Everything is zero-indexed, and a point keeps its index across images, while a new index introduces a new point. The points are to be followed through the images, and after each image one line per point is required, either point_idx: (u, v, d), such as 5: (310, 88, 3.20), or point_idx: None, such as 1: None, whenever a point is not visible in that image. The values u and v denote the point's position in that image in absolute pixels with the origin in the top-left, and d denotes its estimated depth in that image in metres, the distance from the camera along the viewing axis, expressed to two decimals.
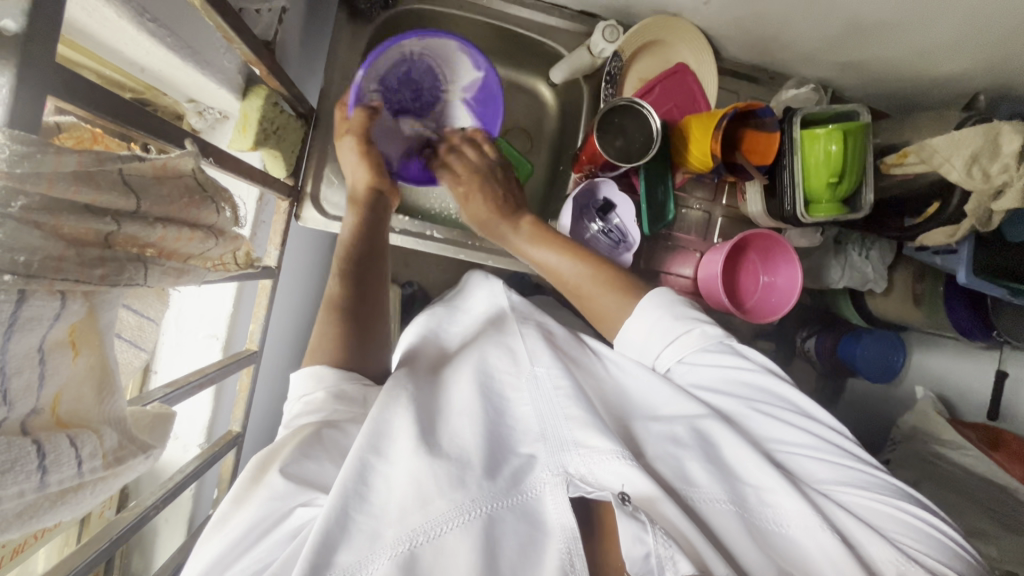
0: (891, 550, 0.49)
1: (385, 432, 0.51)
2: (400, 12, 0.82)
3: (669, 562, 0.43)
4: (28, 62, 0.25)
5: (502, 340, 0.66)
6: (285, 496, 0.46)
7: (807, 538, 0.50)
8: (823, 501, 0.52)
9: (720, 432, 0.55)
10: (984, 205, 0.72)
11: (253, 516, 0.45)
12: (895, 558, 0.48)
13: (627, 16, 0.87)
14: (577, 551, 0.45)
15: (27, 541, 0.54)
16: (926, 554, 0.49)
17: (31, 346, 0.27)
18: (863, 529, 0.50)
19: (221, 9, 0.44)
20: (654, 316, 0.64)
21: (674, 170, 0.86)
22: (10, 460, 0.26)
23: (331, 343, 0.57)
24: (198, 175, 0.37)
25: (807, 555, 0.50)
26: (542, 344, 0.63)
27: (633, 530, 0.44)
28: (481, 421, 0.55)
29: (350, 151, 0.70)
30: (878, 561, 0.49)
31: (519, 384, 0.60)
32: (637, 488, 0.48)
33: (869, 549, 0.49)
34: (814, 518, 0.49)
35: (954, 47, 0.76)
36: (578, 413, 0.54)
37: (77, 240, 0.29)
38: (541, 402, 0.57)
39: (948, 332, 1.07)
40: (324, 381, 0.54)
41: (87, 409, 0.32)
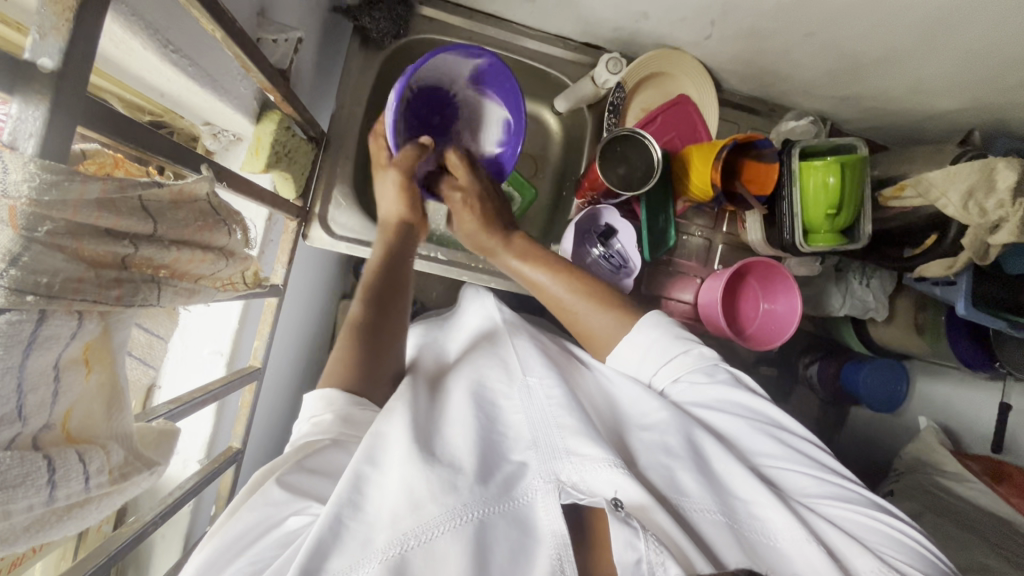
0: (873, 562, 0.49)
1: (381, 439, 0.51)
2: (411, 40, 0.85)
3: (659, 568, 0.44)
4: (63, 96, 0.27)
5: (497, 353, 0.68)
6: (281, 503, 0.46)
7: (795, 551, 0.50)
8: (810, 516, 0.53)
9: (707, 440, 0.56)
10: (982, 238, 0.73)
11: (245, 521, 0.45)
12: (879, 570, 0.49)
13: (630, 48, 0.89)
14: (568, 557, 0.45)
15: (26, 554, 0.55)
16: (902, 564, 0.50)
17: (48, 363, 0.28)
18: (846, 541, 0.51)
19: (240, 41, 0.47)
20: (653, 335, 0.65)
21: (675, 198, 0.88)
22: (22, 474, 0.27)
23: (345, 366, 0.59)
24: (212, 199, 0.39)
25: (794, 570, 0.50)
26: (534, 357, 0.65)
27: (625, 536, 0.45)
28: (473, 430, 0.55)
29: (392, 184, 0.71)
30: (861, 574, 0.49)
31: (512, 393, 0.61)
32: (629, 495, 0.50)
33: (852, 562, 0.50)
34: (802, 531, 0.50)
35: (948, 84, 0.78)
36: (570, 423, 0.56)
37: (96, 262, 0.30)
38: (534, 413, 0.58)
39: (951, 362, 1.07)
40: (333, 405, 0.55)
41: (96, 424, 0.33)
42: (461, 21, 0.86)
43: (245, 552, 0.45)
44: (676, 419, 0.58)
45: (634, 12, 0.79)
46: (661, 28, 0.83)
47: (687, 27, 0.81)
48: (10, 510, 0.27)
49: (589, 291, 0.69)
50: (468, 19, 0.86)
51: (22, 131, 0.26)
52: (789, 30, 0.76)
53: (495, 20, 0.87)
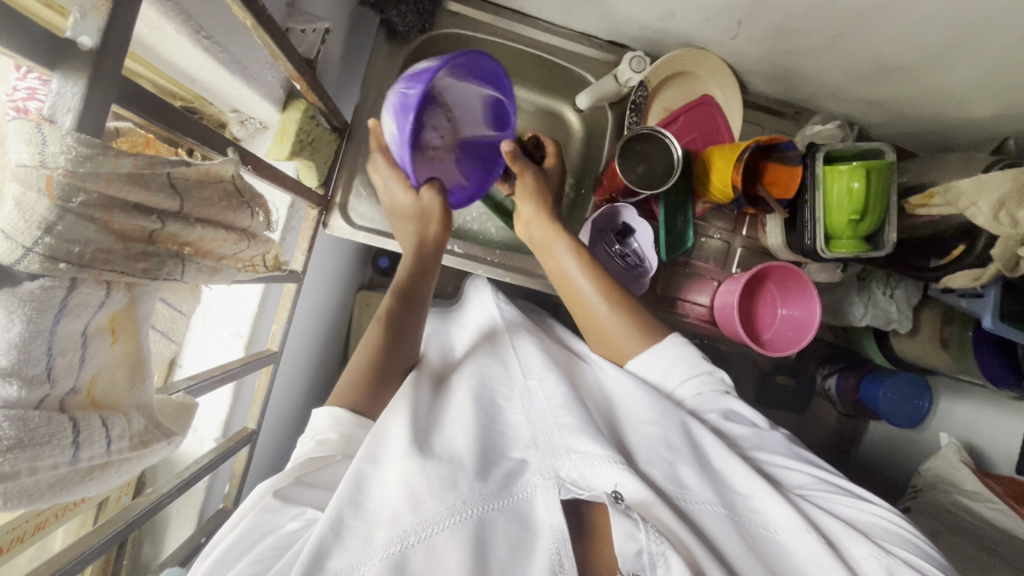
0: (869, 547, 0.49)
1: (382, 440, 0.52)
2: (436, 35, 0.86)
3: (661, 559, 0.44)
4: (99, 73, 0.28)
5: (497, 353, 0.68)
6: (277, 510, 0.48)
7: (800, 548, 0.49)
8: (810, 509, 0.53)
9: (706, 437, 0.57)
10: (1011, 249, 0.70)
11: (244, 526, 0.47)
12: (878, 556, 0.49)
13: (655, 47, 0.89)
14: (566, 552, 0.45)
15: (49, 518, 0.57)
16: (904, 553, 0.50)
17: (76, 329, 0.29)
18: (845, 530, 0.51)
19: (270, 29, 0.48)
20: (682, 351, 0.65)
21: (695, 199, 0.87)
22: (49, 433, 0.28)
23: (355, 380, 0.59)
24: (237, 181, 0.40)
25: (797, 567, 0.49)
26: (535, 357, 0.66)
27: (625, 526, 0.45)
28: (472, 425, 0.56)
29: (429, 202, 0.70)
30: (860, 560, 0.49)
31: (511, 393, 0.61)
32: (630, 490, 0.49)
33: (849, 548, 0.50)
34: (801, 521, 0.50)
35: (982, 89, 0.76)
36: (571, 421, 0.56)
37: (125, 234, 0.31)
38: (534, 412, 0.59)
39: (977, 379, 1.04)
40: (340, 423, 0.54)
41: (118, 392, 0.34)
42: (486, 17, 0.86)
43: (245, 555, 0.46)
44: (672, 417, 0.58)
45: (659, 11, 0.79)
46: (687, 27, 0.82)
47: (713, 27, 0.80)
48: (36, 467, 0.28)
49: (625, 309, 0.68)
50: (493, 15, 0.87)
51: (61, 106, 0.27)
52: (818, 31, 0.75)
53: (520, 17, 0.87)
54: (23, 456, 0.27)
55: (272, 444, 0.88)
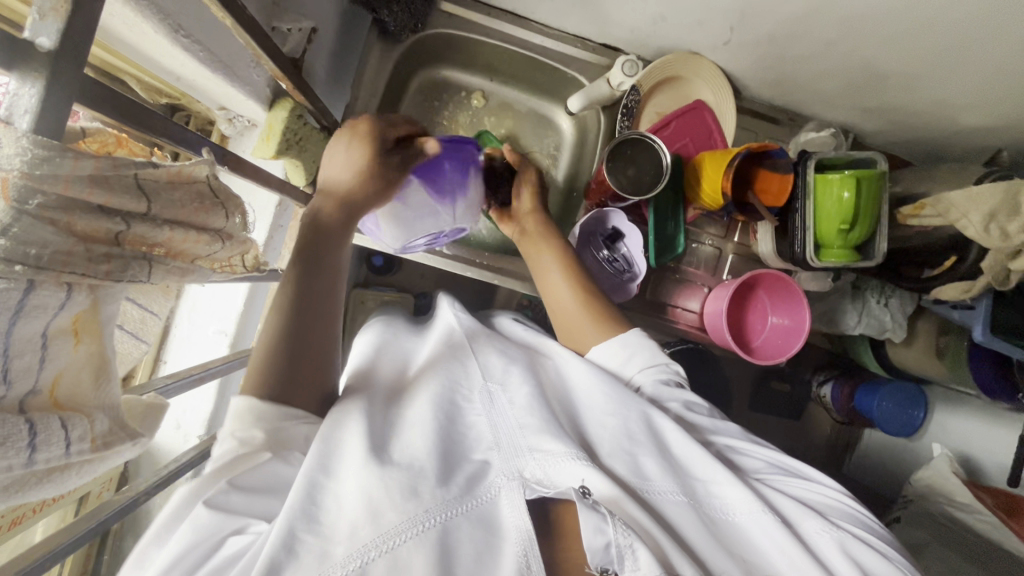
0: (819, 521, 0.51)
1: (335, 448, 0.50)
2: (428, 35, 0.85)
3: (627, 552, 0.45)
4: (58, 74, 0.28)
5: (455, 349, 0.66)
6: (216, 527, 0.43)
7: (764, 540, 0.50)
8: (767, 491, 0.54)
9: (663, 424, 0.56)
10: (1001, 263, 0.70)
11: (178, 551, 0.41)
12: (829, 532, 0.51)
13: (649, 50, 0.88)
14: (533, 552, 0.45)
15: (27, 513, 0.57)
16: (854, 527, 0.52)
17: (34, 331, 0.29)
18: (799, 511, 0.52)
19: (250, 28, 0.48)
20: (633, 343, 0.65)
21: (685, 205, 0.87)
22: (3, 435, 0.28)
23: (266, 371, 0.52)
24: (212, 182, 0.40)
25: (761, 553, 0.50)
26: (495, 357, 0.65)
27: (593, 520, 0.45)
28: (430, 424, 0.55)
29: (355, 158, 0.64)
30: (814, 537, 0.50)
31: (469, 392, 0.60)
32: (596, 485, 0.50)
33: (804, 527, 0.51)
34: (757, 503, 0.51)
35: (978, 100, 0.75)
36: (533, 421, 0.55)
37: (87, 236, 0.31)
38: (495, 415, 0.57)
39: (970, 391, 1.03)
40: (262, 419, 0.49)
41: (83, 393, 0.34)
42: (480, 18, 0.86)
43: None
44: (632, 408, 0.58)
45: (652, 14, 0.79)
46: (680, 32, 0.82)
47: (706, 32, 0.80)
48: None
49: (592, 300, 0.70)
50: (486, 16, 0.86)
51: (17, 108, 0.27)
52: (812, 37, 0.74)
53: (513, 18, 0.87)
54: None
55: None
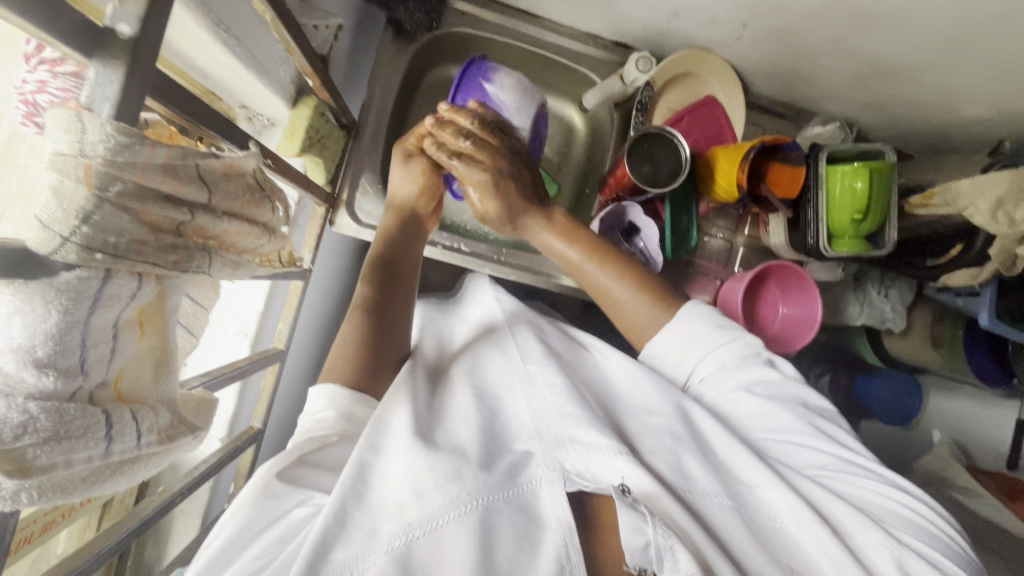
0: (881, 536, 0.50)
1: (384, 429, 0.52)
2: (442, 34, 0.86)
3: (668, 553, 0.45)
4: (137, 62, 0.28)
5: (500, 342, 0.68)
6: (283, 495, 0.47)
7: (807, 536, 0.50)
8: (819, 496, 0.54)
9: (706, 424, 0.58)
10: (1009, 249, 0.72)
11: (242, 518, 0.45)
12: (886, 544, 0.49)
13: (660, 48, 0.90)
14: (573, 543, 0.45)
15: (55, 520, 0.56)
16: (909, 537, 0.51)
17: (108, 322, 0.29)
18: (853, 516, 0.51)
19: (288, 23, 0.48)
20: (696, 324, 0.64)
21: (698, 199, 0.88)
22: (84, 426, 0.28)
23: (351, 362, 0.58)
24: (257, 174, 0.40)
25: (806, 555, 0.50)
26: (535, 343, 0.66)
27: (633, 520, 0.46)
28: (475, 419, 0.56)
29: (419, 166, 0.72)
30: (870, 550, 0.50)
31: (514, 383, 0.61)
32: (635, 481, 0.50)
33: (858, 535, 0.50)
34: (809, 512, 0.50)
35: (981, 92, 0.78)
36: (572, 411, 0.55)
37: (156, 226, 0.31)
38: (536, 401, 0.58)
39: (969, 377, 1.06)
40: (336, 402, 0.54)
41: (144, 385, 0.34)
42: (493, 16, 0.87)
43: (252, 546, 0.45)
44: (671, 403, 0.59)
45: (665, 11, 0.80)
46: (691, 28, 0.83)
47: (718, 28, 0.81)
48: (70, 460, 0.28)
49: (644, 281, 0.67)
50: (500, 15, 0.87)
51: (99, 95, 0.27)
52: (822, 33, 0.76)
53: (526, 16, 0.88)
54: (59, 450, 0.27)
55: (274, 443, 0.88)
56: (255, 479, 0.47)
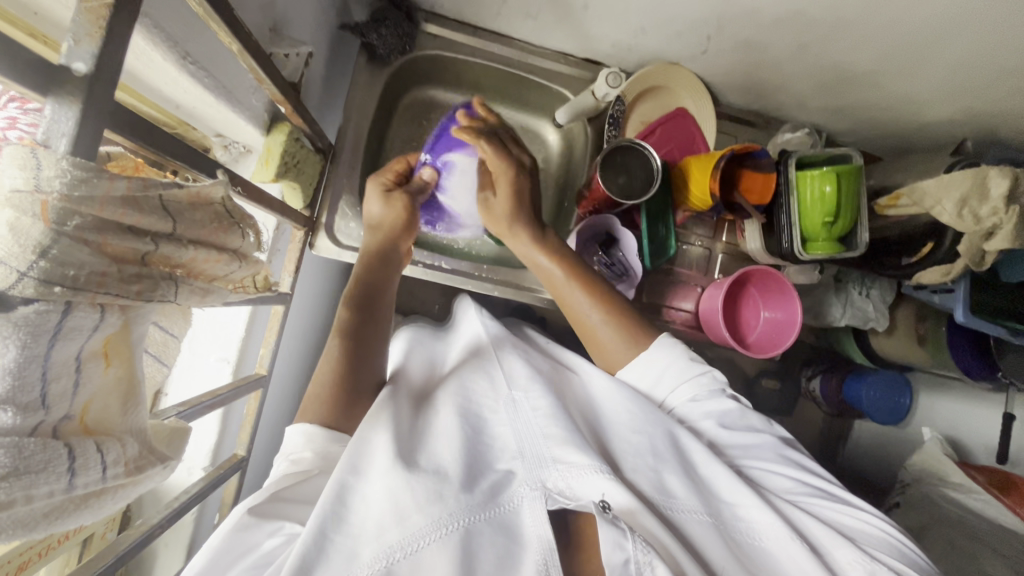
0: (853, 552, 0.50)
1: (365, 450, 0.52)
2: (416, 56, 0.88)
3: (647, 568, 0.45)
4: (93, 98, 0.28)
5: (484, 364, 0.67)
6: (253, 528, 0.47)
7: (780, 549, 0.51)
8: (796, 513, 0.54)
9: (690, 444, 0.57)
10: (977, 245, 0.73)
11: (217, 546, 0.46)
12: (859, 560, 0.50)
13: (630, 63, 0.92)
14: (554, 562, 0.45)
15: (33, 557, 0.55)
16: (887, 556, 0.51)
17: (70, 354, 0.29)
18: (826, 534, 0.52)
19: (255, 53, 0.49)
20: (667, 358, 0.64)
21: (675, 208, 0.89)
22: (45, 461, 0.28)
23: (324, 399, 0.57)
24: (226, 203, 0.40)
25: (778, 567, 0.51)
26: (521, 368, 0.65)
27: (612, 536, 0.46)
28: (460, 442, 0.55)
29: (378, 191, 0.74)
30: (847, 566, 0.50)
31: (498, 405, 0.61)
32: (617, 499, 0.49)
33: (833, 553, 0.51)
34: (785, 529, 0.51)
35: (942, 95, 0.80)
36: (557, 431, 0.55)
37: (117, 257, 0.31)
38: (520, 424, 0.58)
39: (954, 374, 1.07)
40: (313, 442, 0.54)
41: (111, 418, 0.34)
42: (466, 38, 0.88)
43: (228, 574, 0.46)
44: (657, 424, 0.59)
45: (632, 28, 0.82)
46: (659, 43, 0.85)
47: (684, 42, 0.84)
48: (32, 495, 0.27)
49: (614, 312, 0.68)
50: (472, 36, 0.89)
51: (55, 131, 0.28)
52: (784, 42, 0.78)
53: (497, 37, 0.90)
54: (18, 485, 0.27)
55: (262, 470, 0.86)
56: (230, 513, 0.48)
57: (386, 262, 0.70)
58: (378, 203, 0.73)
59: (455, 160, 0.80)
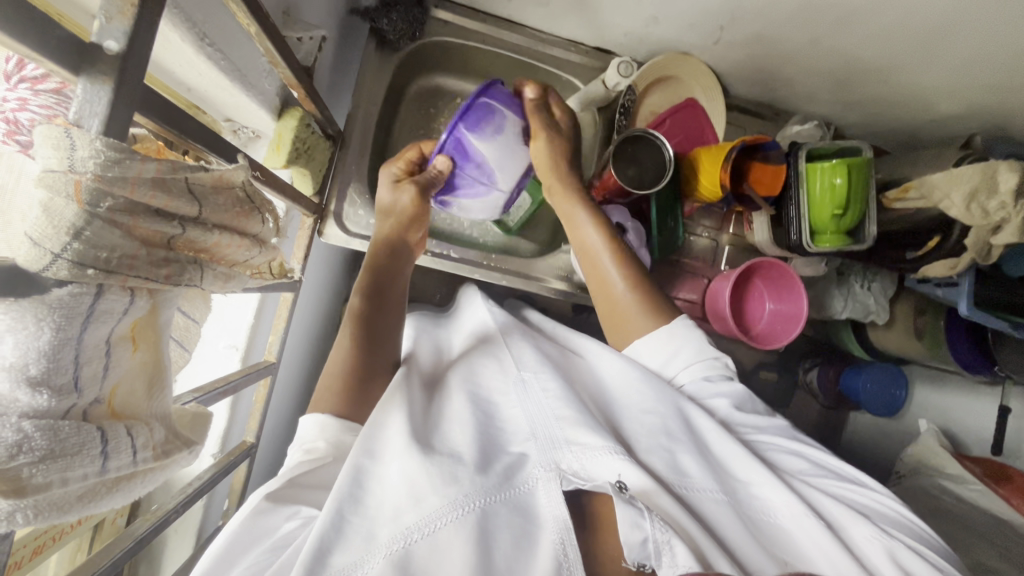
0: (869, 528, 0.51)
1: (379, 434, 0.52)
2: (426, 43, 0.87)
3: (666, 547, 0.45)
4: (125, 77, 0.28)
5: (493, 350, 0.67)
6: (271, 512, 0.47)
7: (798, 528, 0.52)
8: (811, 492, 0.55)
9: (702, 422, 0.58)
10: (983, 239, 0.74)
11: (233, 532, 0.45)
12: (878, 537, 0.51)
13: (641, 52, 0.91)
14: (570, 541, 0.46)
15: (46, 543, 0.55)
16: (905, 535, 0.52)
17: (101, 337, 0.29)
18: (844, 513, 0.53)
19: (272, 35, 0.48)
20: (683, 339, 0.65)
21: (683, 199, 0.89)
22: (79, 443, 0.28)
23: (335, 391, 0.58)
24: (247, 186, 0.39)
25: (800, 548, 0.51)
26: (530, 353, 0.65)
27: (631, 515, 0.46)
28: (472, 425, 0.56)
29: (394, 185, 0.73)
30: (863, 543, 0.51)
31: (508, 390, 0.61)
32: (632, 479, 0.50)
33: (851, 531, 0.52)
34: (801, 506, 0.52)
35: (952, 89, 0.80)
36: (569, 413, 0.56)
37: (146, 240, 0.31)
38: (530, 406, 0.58)
39: (951, 366, 1.09)
40: (327, 432, 0.54)
41: (138, 402, 0.33)
42: (476, 24, 0.88)
43: (239, 563, 0.45)
44: (668, 403, 0.59)
45: (645, 17, 0.82)
46: (671, 32, 0.85)
47: (696, 32, 0.83)
48: (67, 478, 0.27)
49: (641, 289, 0.68)
50: (482, 23, 0.88)
51: (87, 111, 0.27)
52: (797, 33, 0.78)
53: (507, 25, 0.89)
54: (55, 468, 0.27)
55: (267, 457, 0.86)
56: (247, 499, 0.47)
57: (397, 255, 0.70)
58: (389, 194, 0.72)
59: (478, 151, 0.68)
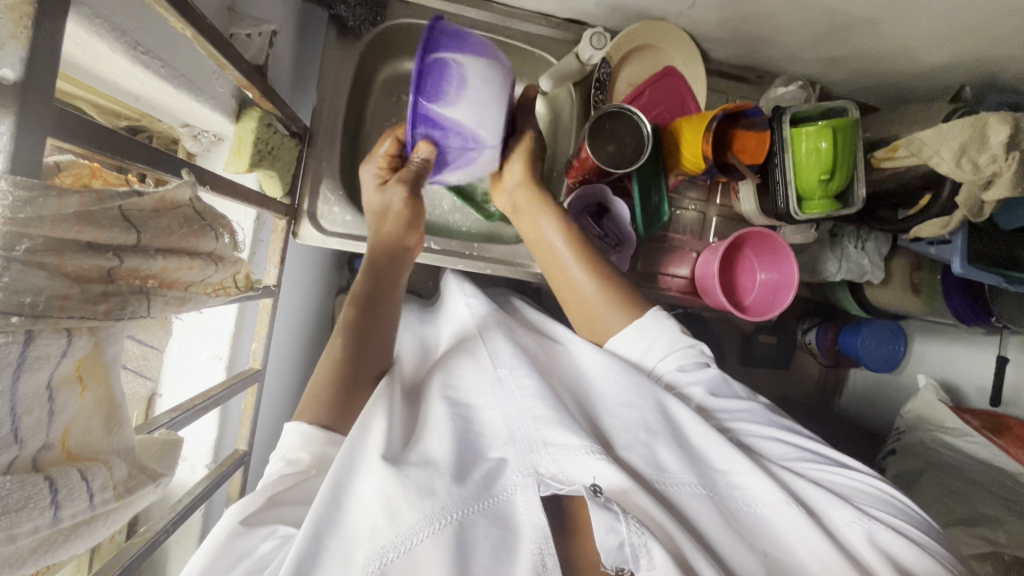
0: (849, 512, 0.51)
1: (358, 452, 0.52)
2: (389, 27, 0.83)
3: (643, 549, 0.45)
4: (27, 108, 0.26)
5: (470, 350, 0.66)
6: (248, 533, 0.47)
7: (779, 515, 0.51)
8: (789, 476, 0.55)
9: (682, 414, 0.57)
10: (975, 195, 0.72)
11: (212, 554, 0.46)
12: (855, 520, 0.51)
13: (615, 22, 0.87)
14: (549, 551, 0.45)
15: None
16: (883, 513, 0.53)
17: (39, 384, 0.28)
18: (824, 498, 0.53)
19: (211, 38, 0.45)
20: (654, 332, 0.64)
21: (667, 172, 0.86)
22: (24, 498, 0.27)
23: (324, 399, 0.58)
24: (196, 203, 0.38)
25: (778, 532, 0.51)
26: (506, 348, 0.64)
27: (606, 519, 0.45)
28: (449, 432, 0.55)
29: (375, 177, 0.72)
30: (842, 526, 0.51)
31: (485, 391, 0.60)
32: (609, 480, 0.49)
33: (831, 516, 0.52)
34: (779, 493, 0.51)
35: (939, 40, 0.77)
36: (545, 413, 0.55)
37: (79, 276, 0.29)
38: (508, 406, 0.57)
39: (948, 321, 1.08)
40: (309, 444, 0.54)
41: (95, 439, 0.32)
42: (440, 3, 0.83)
43: None
44: (646, 396, 0.58)
45: None
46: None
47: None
48: (14, 534, 0.26)
49: (614, 286, 0.68)
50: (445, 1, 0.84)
51: None
52: None
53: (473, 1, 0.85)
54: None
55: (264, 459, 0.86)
56: (221, 521, 0.47)
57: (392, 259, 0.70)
58: (399, 187, 0.70)
59: (455, 119, 0.60)
